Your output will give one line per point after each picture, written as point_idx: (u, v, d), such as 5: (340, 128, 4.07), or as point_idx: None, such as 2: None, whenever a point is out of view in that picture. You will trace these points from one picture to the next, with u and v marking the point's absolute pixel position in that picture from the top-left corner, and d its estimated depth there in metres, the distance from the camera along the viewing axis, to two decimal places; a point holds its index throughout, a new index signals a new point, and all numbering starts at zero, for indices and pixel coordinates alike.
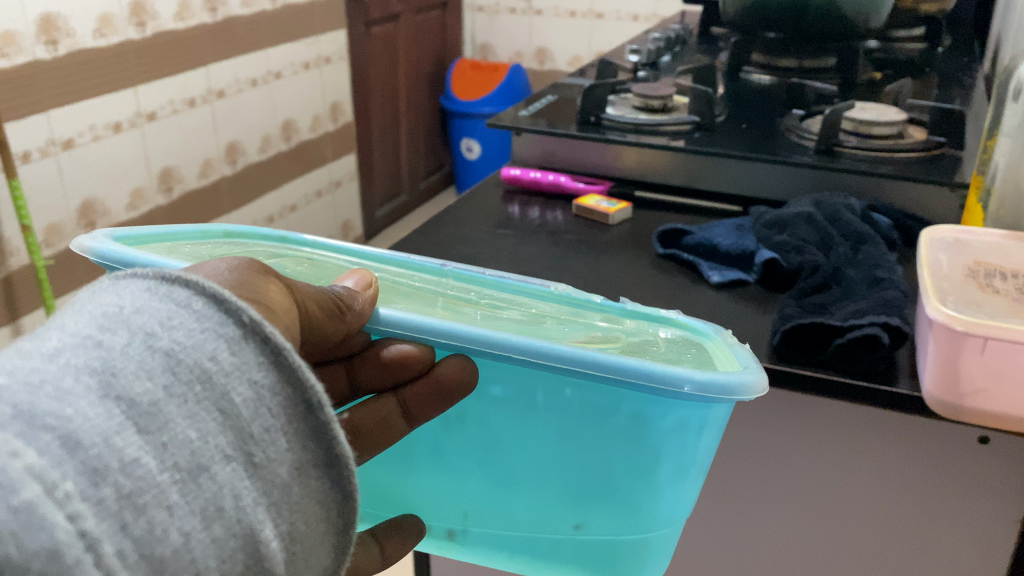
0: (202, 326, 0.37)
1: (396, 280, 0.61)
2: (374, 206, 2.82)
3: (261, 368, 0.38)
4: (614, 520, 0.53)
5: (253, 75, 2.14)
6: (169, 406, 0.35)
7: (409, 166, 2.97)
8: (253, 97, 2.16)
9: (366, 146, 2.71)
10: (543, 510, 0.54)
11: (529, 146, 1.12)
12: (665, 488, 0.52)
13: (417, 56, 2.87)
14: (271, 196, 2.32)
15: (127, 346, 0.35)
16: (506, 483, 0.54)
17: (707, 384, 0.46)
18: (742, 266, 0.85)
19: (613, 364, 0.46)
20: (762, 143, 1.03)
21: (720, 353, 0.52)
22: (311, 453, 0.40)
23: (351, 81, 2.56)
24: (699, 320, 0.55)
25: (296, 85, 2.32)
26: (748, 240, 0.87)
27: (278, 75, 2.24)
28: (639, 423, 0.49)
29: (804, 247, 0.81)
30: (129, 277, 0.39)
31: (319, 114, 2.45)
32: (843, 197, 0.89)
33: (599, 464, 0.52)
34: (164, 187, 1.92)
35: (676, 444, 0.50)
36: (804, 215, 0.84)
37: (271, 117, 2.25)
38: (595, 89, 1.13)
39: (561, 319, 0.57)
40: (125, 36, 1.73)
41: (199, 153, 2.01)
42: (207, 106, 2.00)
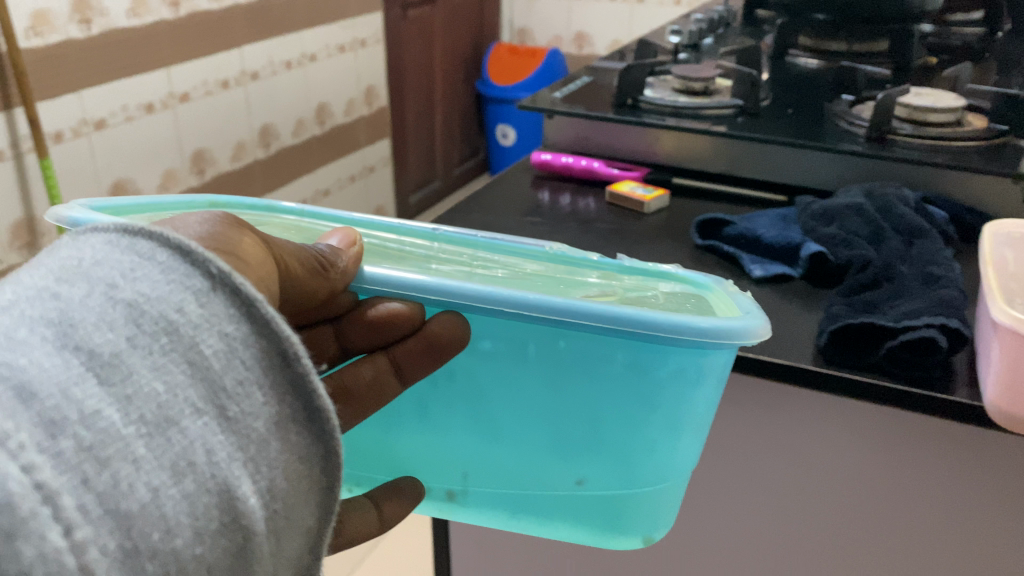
0: (167, 278, 0.39)
1: (386, 244, 0.61)
2: (408, 191, 2.80)
3: (231, 320, 0.39)
4: (612, 471, 0.57)
5: (288, 58, 2.13)
6: (131, 357, 0.36)
7: (444, 151, 2.95)
8: (288, 81, 2.15)
9: (401, 131, 2.69)
10: (542, 468, 0.59)
11: (562, 130, 1.09)
12: (662, 438, 0.55)
13: (454, 40, 2.84)
14: (305, 179, 2.31)
15: (87, 298, 0.37)
16: (504, 439, 0.58)
17: (698, 327, 0.49)
18: (789, 260, 0.80)
19: (603, 313, 0.49)
20: (807, 129, 0.99)
21: (717, 302, 0.54)
22: (290, 407, 0.40)
23: (387, 64, 2.54)
24: (700, 273, 0.55)
25: (331, 68, 2.31)
26: (791, 231, 0.83)
27: (313, 58, 2.22)
28: (634, 372, 0.53)
29: (853, 241, 0.76)
30: (91, 232, 0.41)
31: (354, 98, 2.44)
32: (894, 187, 0.86)
33: (596, 417, 0.55)
34: (197, 168, 1.91)
35: (671, 393, 0.53)
36: (855, 208, 0.80)
37: (306, 101, 2.24)
38: (633, 70, 1.09)
39: (556, 278, 0.58)
40: (159, 17, 1.71)
41: (232, 136, 2.01)
42: (241, 88, 1.99)
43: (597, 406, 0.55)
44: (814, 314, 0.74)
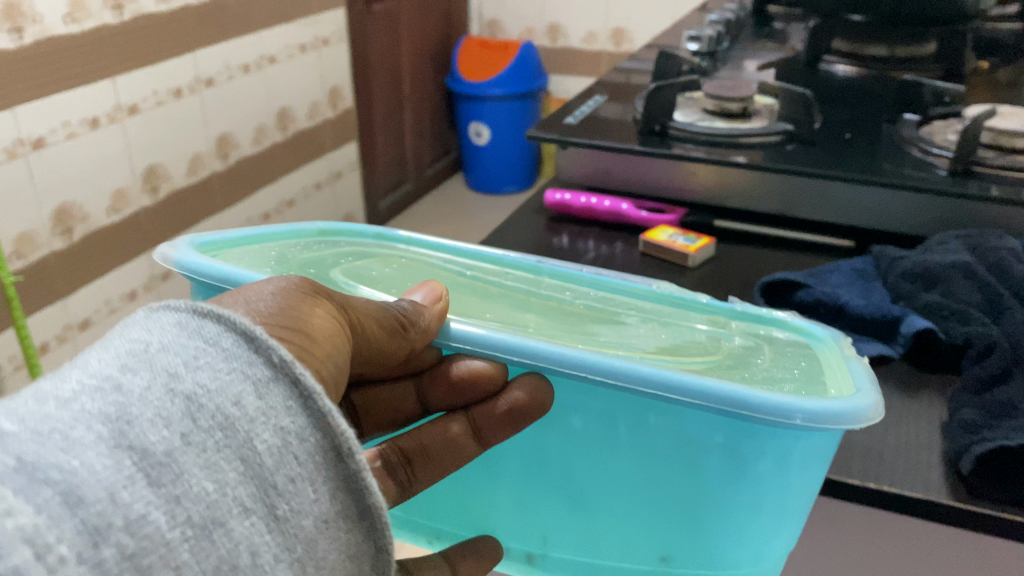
0: (229, 368, 0.37)
1: (490, 278, 0.62)
2: (378, 196, 2.69)
3: (289, 413, 0.38)
4: (701, 550, 0.49)
5: (245, 61, 1.99)
6: (184, 456, 0.34)
7: (415, 152, 2.84)
8: (246, 85, 2.02)
9: (368, 134, 2.57)
10: (627, 542, 0.50)
11: (582, 161, 1.01)
12: (757, 525, 0.47)
13: (422, 36, 2.71)
14: (268, 190, 2.18)
15: (147, 390, 0.35)
16: (586, 508, 0.50)
17: (819, 413, 0.42)
18: (882, 336, 0.71)
19: (703, 390, 0.42)
20: (868, 160, 0.90)
21: (836, 369, 0.49)
22: (339, 502, 0.40)
23: (351, 64, 2.41)
24: (817, 325, 0.54)
25: (292, 69, 2.17)
26: (875, 293, 0.74)
27: (272, 59, 2.09)
28: (732, 457, 0.45)
29: (968, 313, 0.67)
30: (164, 310, 0.40)
31: (318, 100, 2.31)
32: (995, 234, 0.76)
33: (685, 498, 0.47)
34: (150, 186, 1.78)
35: (770, 478, 0.45)
36: (962, 267, 0.71)
37: (266, 107, 2.11)
38: (662, 91, 1.01)
39: (655, 325, 0.55)
40: (100, 21, 1.57)
41: (187, 148, 1.87)
42: (196, 96, 1.86)
43: (687, 487, 0.47)
44: (933, 411, 0.64)
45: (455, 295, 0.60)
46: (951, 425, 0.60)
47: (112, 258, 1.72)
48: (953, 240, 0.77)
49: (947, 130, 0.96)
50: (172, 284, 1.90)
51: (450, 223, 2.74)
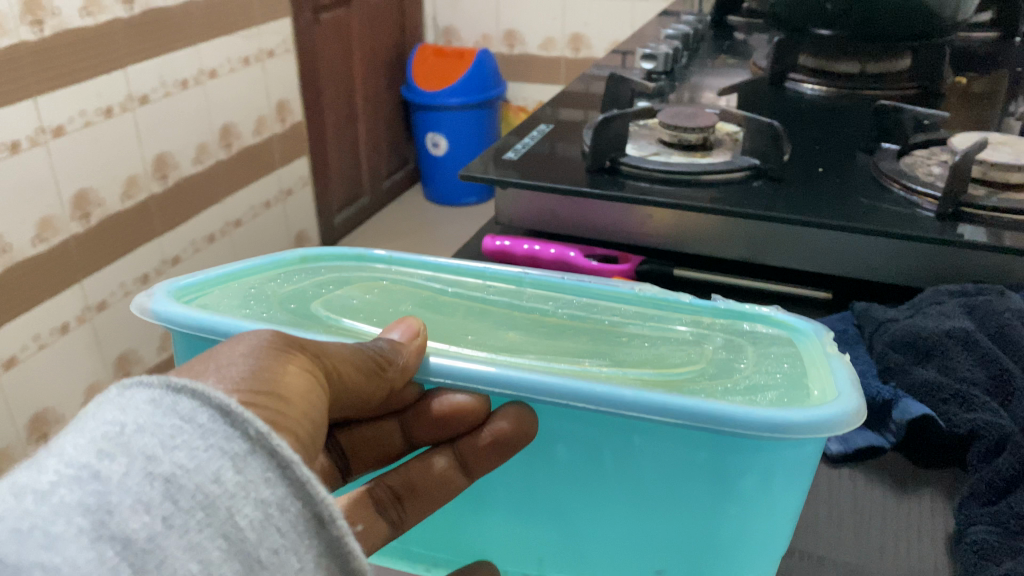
0: (207, 445, 0.34)
1: (472, 293, 0.59)
2: (332, 212, 2.39)
3: (269, 484, 0.35)
4: (693, 561, 0.47)
5: (184, 73, 1.75)
6: (168, 539, 0.31)
7: (371, 161, 2.53)
8: (183, 102, 1.76)
9: (315, 141, 2.24)
10: (618, 559, 0.48)
11: (521, 201, 0.89)
12: (755, 536, 0.45)
13: (371, 35, 2.37)
14: (211, 210, 1.91)
15: (126, 476, 0.32)
16: (575, 530, 0.48)
17: (805, 424, 0.40)
18: (868, 420, 0.59)
19: (688, 410, 0.41)
20: (847, 200, 0.78)
21: (818, 369, 0.48)
22: (324, 565, 0.36)
23: (299, 80, 2.12)
24: (802, 318, 0.53)
25: (234, 85, 1.90)
26: (858, 366, 0.63)
27: (212, 74, 1.83)
28: (715, 470, 0.43)
29: (971, 396, 0.56)
30: (136, 386, 0.36)
31: (264, 115, 2.03)
32: (993, 290, 0.65)
33: (674, 512, 0.45)
34: (80, 213, 1.55)
35: (755, 491, 0.43)
36: (959, 335, 0.59)
37: (207, 123, 1.85)
38: (613, 123, 0.86)
39: (641, 336, 0.53)
40: (17, 38, 1.35)
41: (121, 170, 1.63)
42: (128, 114, 1.62)
43: (671, 504, 0.45)
44: (936, 520, 0.53)
45: (435, 312, 0.57)
46: (961, 542, 0.50)
47: (42, 290, 1.50)
48: (947, 299, 0.65)
49: (929, 162, 0.86)
50: (128, 306, 1.73)
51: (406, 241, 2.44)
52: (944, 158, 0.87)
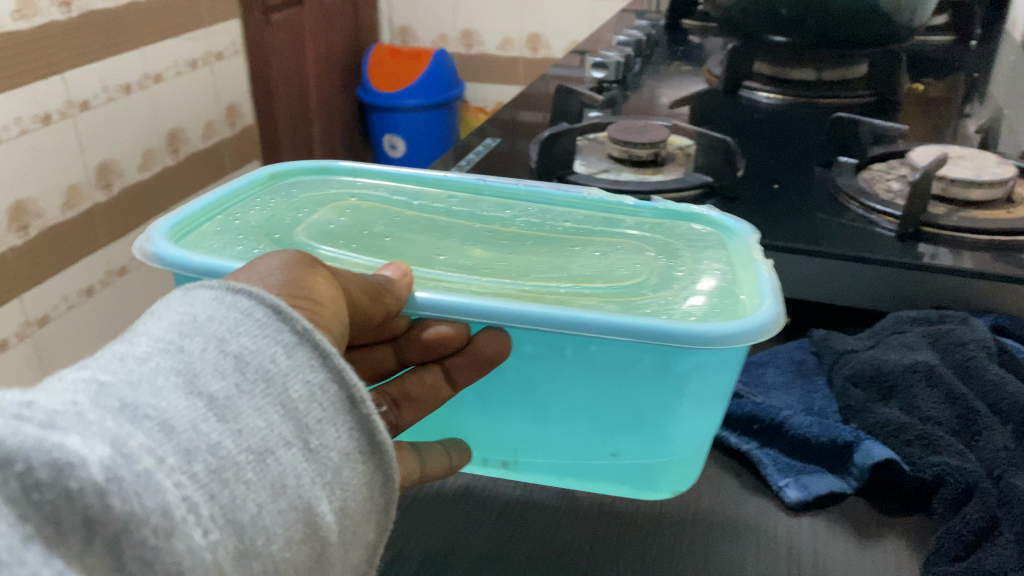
0: (265, 335, 0.32)
1: (434, 205, 0.57)
2: None
3: (312, 370, 0.33)
4: (652, 441, 0.43)
5: (157, 69, 1.37)
6: (241, 399, 0.30)
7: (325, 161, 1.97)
8: (121, 109, 1.31)
9: (271, 143, 1.75)
10: (575, 438, 0.44)
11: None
12: (693, 420, 0.42)
13: (327, 34, 1.88)
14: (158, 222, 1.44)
15: (202, 350, 0.31)
16: (542, 410, 0.44)
17: (727, 336, 0.38)
18: (823, 462, 0.45)
19: (611, 324, 0.39)
20: (818, 226, 0.58)
21: (747, 275, 0.47)
22: (356, 440, 0.34)
23: (248, 74, 1.63)
24: (732, 219, 0.53)
25: (183, 90, 1.45)
26: (817, 403, 0.49)
27: (158, 77, 1.38)
28: (666, 375, 0.40)
29: (938, 437, 0.43)
30: (201, 288, 0.34)
31: (212, 118, 1.54)
32: (959, 317, 0.51)
33: (622, 401, 0.42)
34: (17, 226, 1.16)
35: (705, 385, 0.41)
36: (922, 370, 0.46)
37: (151, 127, 1.38)
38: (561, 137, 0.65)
39: (599, 246, 0.52)
40: None
41: (57, 180, 1.21)
42: (144, 95, 1.35)
43: (626, 396, 0.42)
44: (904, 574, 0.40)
45: (407, 227, 0.55)
46: None
47: None
48: (908, 327, 0.51)
49: (888, 176, 0.65)
50: (50, 331, 1.27)
51: None
52: (908, 172, 0.65)
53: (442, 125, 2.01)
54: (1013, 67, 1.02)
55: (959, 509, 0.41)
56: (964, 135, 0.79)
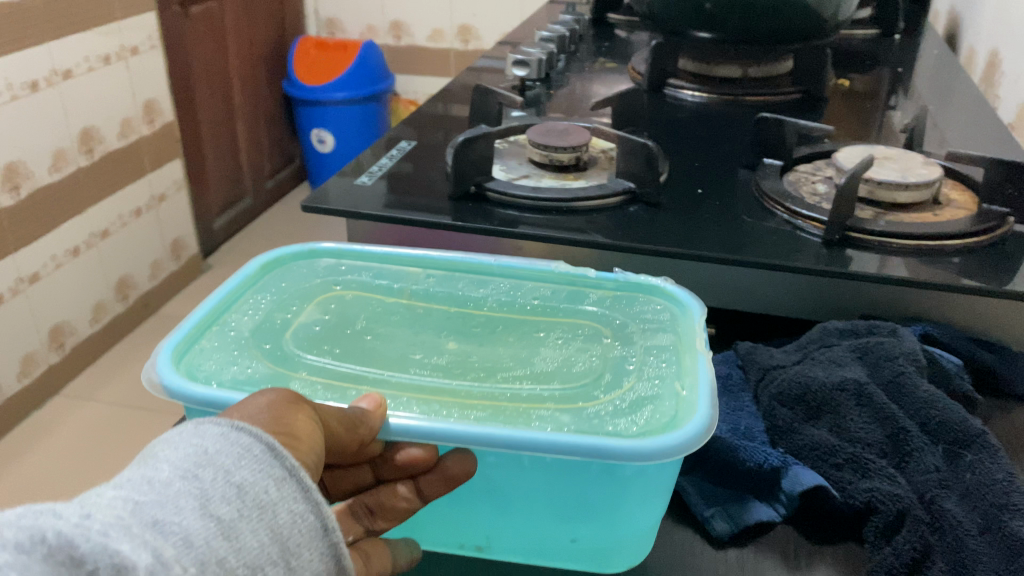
0: (262, 466, 0.32)
1: (412, 288, 0.53)
2: (212, 213, 1.79)
3: (301, 498, 0.32)
4: (603, 524, 0.40)
5: (65, 64, 1.30)
6: (242, 525, 0.30)
7: (251, 157, 1.91)
8: (25, 108, 1.23)
9: (193, 139, 1.68)
10: (529, 527, 0.41)
11: (377, 236, 0.61)
12: (641, 504, 0.39)
13: (250, 24, 1.82)
14: (71, 224, 1.37)
15: (209, 477, 0.30)
16: (501, 497, 0.40)
17: (656, 451, 0.36)
18: (753, 489, 0.43)
19: (550, 444, 0.37)
20: (737, 234, 0.56)
21: (690, 366, 0.43)
22: (323, 565, 0.33)
23: (167, 68, 1.55)
24: (685, 289, 0.50)
25: (95, 85, 1.37)
26: (743, 420, 0.46)
27: (65, 72, 1.30)
28: (614, 478, 0.38)
29: (866, 461, 0.41)
30: (201, 422, 0.34)
31: (128, 114, 1.46)
32: (888, 327, 0.49)
33: (571, 491, 0.39)
34: None
35: (655, 484, 0.39)
36: (852, 388, 0.44)
37: (59, 125, 1.31)
38: (479, 141, 0.60)
39: (561, 332, 0.48)
40: None
41: None
42: (53, 92, 1.28)
43: (575, 488, 0.39)
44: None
45: (387, 320, 0.50)
46: None
47: None
48: (837, 340, 0.49)
49: (815, 178, 0.63)
50: None
51: None
52: (833, 173, 0.64)
53: (372, 119, 1.97)
54: (937, 61, 1.01)
55: (891, 538, 0.40)
56: (890, 132, 0.78)
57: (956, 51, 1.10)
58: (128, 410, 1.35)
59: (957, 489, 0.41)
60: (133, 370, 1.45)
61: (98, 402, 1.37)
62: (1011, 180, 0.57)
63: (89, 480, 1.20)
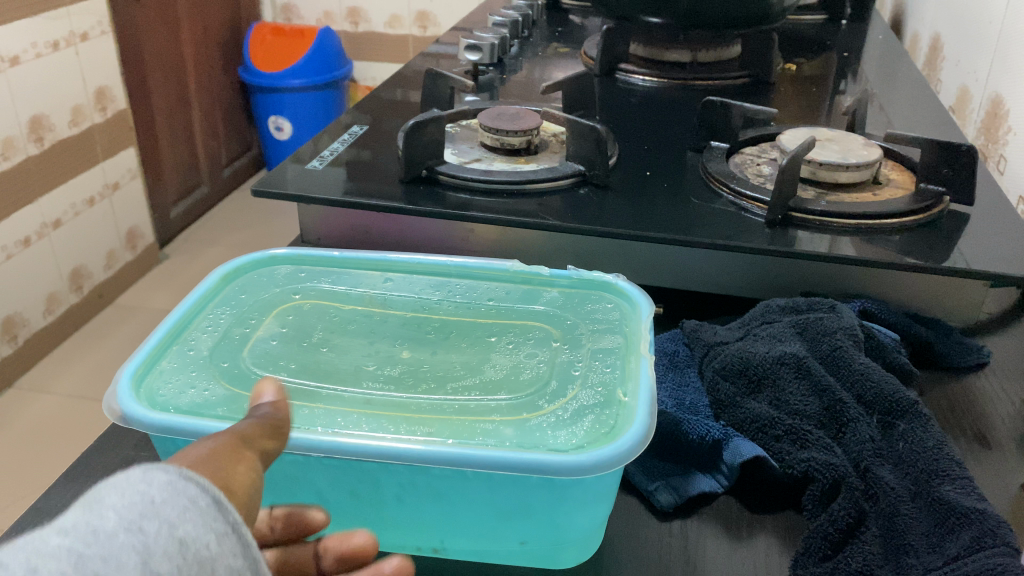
0: None
1: (373, 294, 0.47)
2: (168, 202, 1.77)
3: None
4: (548, 525, 0.38)
5: (13, 50, 1.28)
6: None
7: (206, 143, 1.89)
8: None
9: (147, 128, 1.66)
10: (476, 530, 0.38)
11: (329, 220, 0.61)
12: (584, 508, 0.37)
13: (204, 10, 1.80)
14: (22, 213, 1.34)
15: None
16: (444, 502, 0.37)
17: (592, 464, 0.34)
18: (697, 462, 0.45)
19: (489, 460, 0.34)
20: (684, 215, 0.57)
21: (634, 370, 0.40)
22: None
23: (118, 53, 1.53)
24: (638, 286, 0.47)
25: (44, 73, 1.35)
26: (689, 396, 0.47)
27: (13, 60, 1.28)
28: (554, 486, 0.36)
29: (804, 432, 0.43)
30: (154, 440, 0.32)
31: (79, 102, 1.44)
32: (830, 304, 0.50)
33: (511, 498, 0.37)
34: None
35: (595, 490, 0.36)
36: (792, 363, 0.45)
37: (7, 113, 1.29)
38: (429, 125, 0.61)
39: (513, 335, 0.44)
40: None
41: None
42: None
43: (514, 494, 0.37)
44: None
45: (344, 329, 0.44)
46: None
47: None
48: (780, 317, 0.50)
49: (759, 160, 0.65)
50: None
51: (253, 233, 1.84)
52: (777, 156, 0.65)
53: (330, 105, 1.96)
54: (884, 46, 1.04)
55: (828, 504, 0.41)
56: (838, 116, 0.79)
57: (901, 36, 1.13)
58: (85, 401, 1.34)
59: (891, 458, 0.42)
60: (88, 361, 1.43)
61: (54, 394, 1.36)
62: (946, 160, 0.58)
63: (45, 473, 1.19)
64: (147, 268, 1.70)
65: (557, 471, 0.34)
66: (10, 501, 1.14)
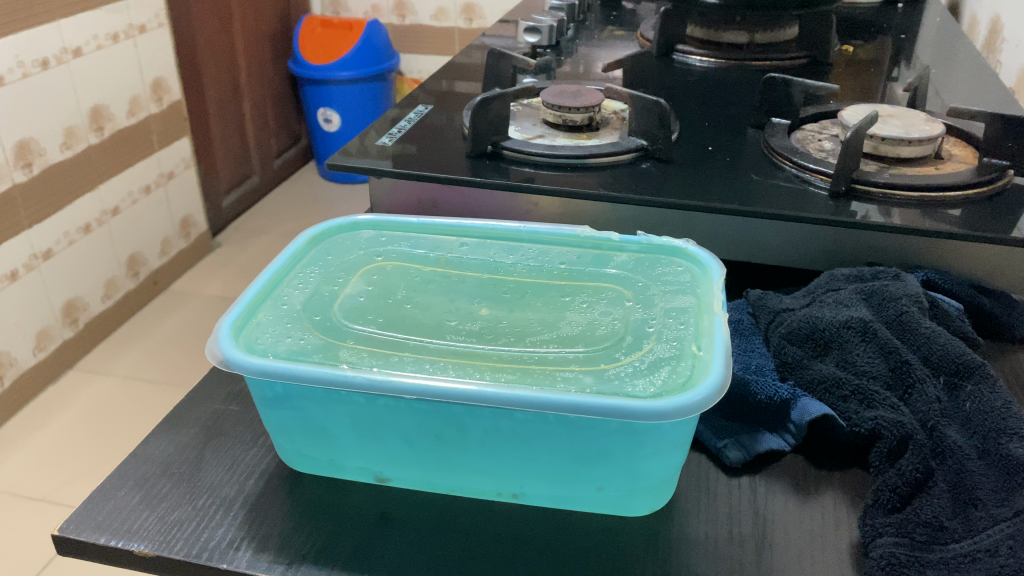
0: None
1: (449, 258, 0.49)
2: (219, 193, 1.81)
3: None
4: (623, 471, 0.39)
5: (76, 42, 1.32)
6: None
7: (255, 135, 1.93)
8: (38, 84, 1.25)
9: (200, 119, 1.70)
10: (556, 476, 0.40)
11: (397, 194, 0.63)
12: (659, 455, 0.38)
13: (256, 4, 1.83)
14: (82, 199, 1.38)
15: None
16: (526, 449, 0.39)
17: (668, 409, 0.35)
18: (764, 422, 0.45)
19: (570, 403, 0.36)
20: (746, 187, 0.58)
21: (707, 327, 0.41)
22: None
23: (174, 46, 1.57)
24: (709, 251, 0.48)
25: (104, 63, 1.39)
26: (755, 359, 0.48)
27: (76, 51, 1.32)
28: (632, 432, 0.37)
29: (873, 392, 0.43)
30: None
31: (137, 92, 1.48)
32: (895, 273, 0.51)
33: (589, 444, 0.38)
34: None
35: (670, 438, 0.38)
36: (859, 326, 0.46)
37: (70, 101, 1.32)
38: (496, 101, 0.62)
39: (587, 295, 0.45)
40: None
41: None
42: (63, 70, 1.30)
43: (593, 441, 0.38)
44: (842, 533, 0.40)
45: (424, 288, 0.46)
46: (864, 554, 0.39)
47: None
48: (847, 285, 0.51)
49: (820, 136, 0.65)
50: None
51: (300, 223, 1.86)
52: (839, 132, 0.66)
53: (376, 97, 1.99)
54: (941, 29, 1.03)
55: (895, 460, 0.42)
56: (897, 97, 0.79)
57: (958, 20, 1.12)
58: (141, 382, 1.38)
59: (958, 418, 0.43)
60: (144, 345, 1.47)
61: (111, 375, 1.39)
62: (1009, 133, 0.59)
63: (104, 451, 1.22)
64: (199, 256, 1.74)
65: (634, 416, 0.35)
66: (71, 477, 1.18)
